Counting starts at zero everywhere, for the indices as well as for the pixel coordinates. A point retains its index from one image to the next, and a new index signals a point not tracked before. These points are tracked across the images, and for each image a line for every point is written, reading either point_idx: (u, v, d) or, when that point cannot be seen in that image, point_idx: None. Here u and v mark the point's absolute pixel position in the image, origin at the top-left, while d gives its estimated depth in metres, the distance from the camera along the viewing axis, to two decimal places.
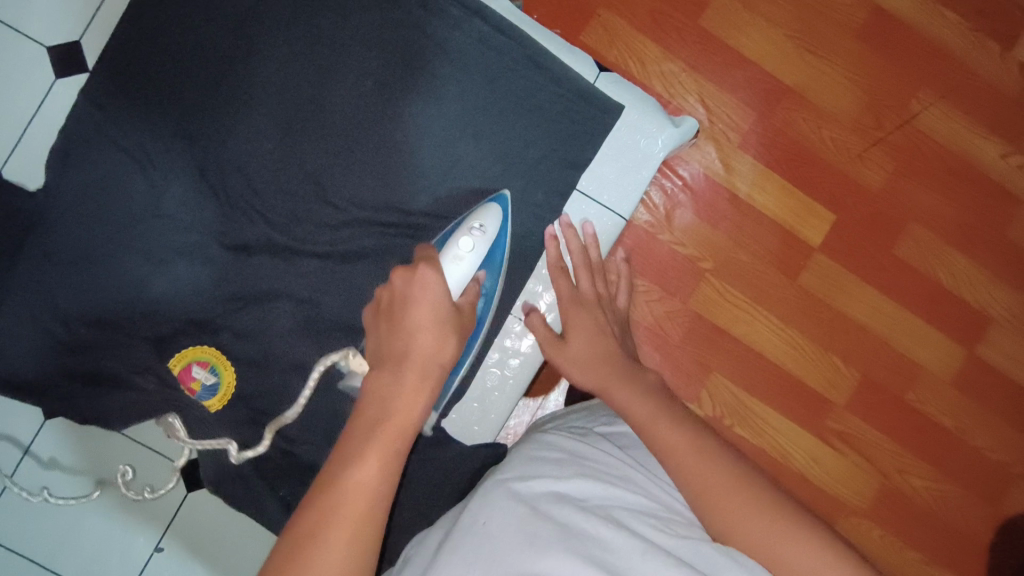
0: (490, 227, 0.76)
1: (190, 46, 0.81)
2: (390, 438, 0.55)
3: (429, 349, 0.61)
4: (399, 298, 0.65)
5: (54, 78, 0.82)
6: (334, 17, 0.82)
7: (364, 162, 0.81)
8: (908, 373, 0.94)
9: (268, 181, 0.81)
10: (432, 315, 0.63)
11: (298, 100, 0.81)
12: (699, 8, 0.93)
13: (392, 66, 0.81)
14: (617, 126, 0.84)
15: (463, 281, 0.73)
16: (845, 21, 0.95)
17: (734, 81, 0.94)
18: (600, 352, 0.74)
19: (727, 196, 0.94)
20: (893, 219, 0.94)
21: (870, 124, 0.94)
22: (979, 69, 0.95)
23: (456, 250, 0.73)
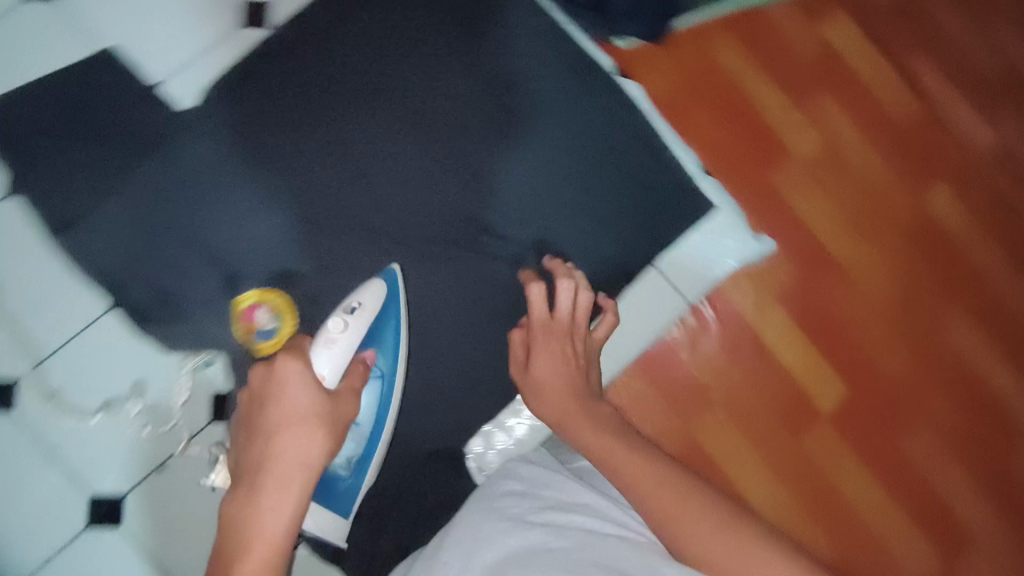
0: (368, 306, 0.75)
1: (358, 33, 0.88)
2: (263, 552, 0.54)
3: (299, 454, 0.59)
4: (258, 400, 0.64)
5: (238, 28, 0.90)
6: (503, 54, 0.89)
7: (454, 183, 0.86)
8: (883, 566, 0.93)
9: (376, 167, 0.85)
10: (303, 407, 0.62)
11: (427, 105, 0.86)
12: (771, 165, 1.00)
13: (490, 114, 0.87)
14: (703, 224, 0.93)
15: (338, 368, 0.70)
16: (897, 220, 1.01)
17: (786, 237, 0.99)
18: (566, 380, 0.75)
19: (754, 339, 0.96)
20: (900, 411, 0.96)
21: (901, 317, 0.99)
22: (1010, 301, 1.01)
23: (327, 335, 0.71)
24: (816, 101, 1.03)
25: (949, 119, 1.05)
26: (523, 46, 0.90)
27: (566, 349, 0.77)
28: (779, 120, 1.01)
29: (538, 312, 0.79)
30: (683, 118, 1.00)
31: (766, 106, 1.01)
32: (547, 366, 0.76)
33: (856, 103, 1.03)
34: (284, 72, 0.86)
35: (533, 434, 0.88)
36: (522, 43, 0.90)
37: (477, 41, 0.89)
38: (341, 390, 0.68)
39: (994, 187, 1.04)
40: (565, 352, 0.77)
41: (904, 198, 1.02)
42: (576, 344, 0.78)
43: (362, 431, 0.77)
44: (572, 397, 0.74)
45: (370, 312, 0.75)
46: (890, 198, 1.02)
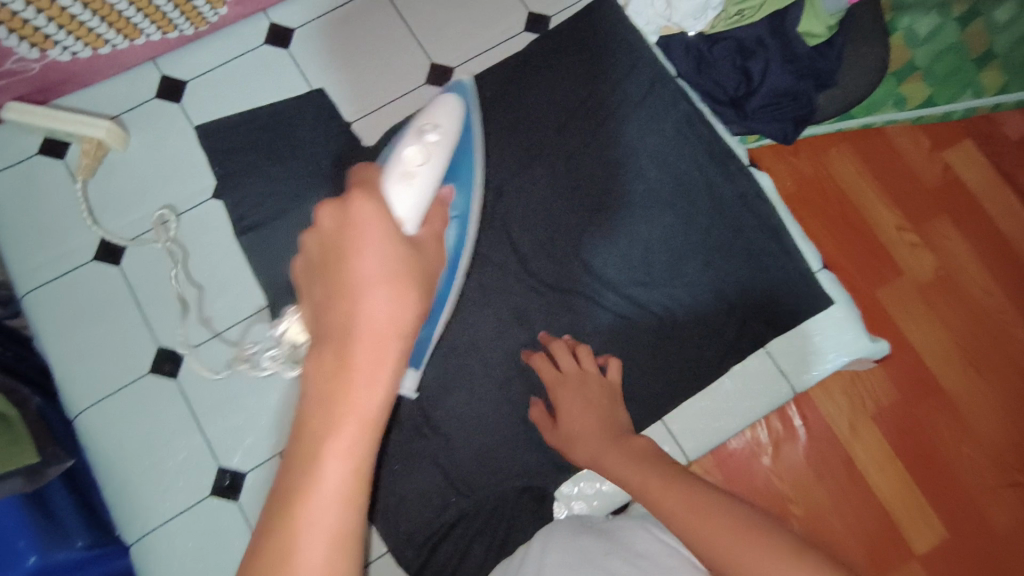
0: (444, 133, 0.64)
1: (511, 93, 0.94)
2: (354, 430, 0.41)
3: (383, 335, 0.43)
4: (338, 249, 0.46)
5: (423, 83, 0.99)
6: (642, 128, 0.92)
7: (561, 248, 0.89)
8: None
9: (517, 219, 0.90)
10: (382, 268, 0.45)
11: (568, 167, 0.91)
12: (879, 281, 0.99)
13: (607, 184, 0.90)
14: (816, 316, 0.89)
15: (420, 203, 0.58)
16: (1015, 360, 0.96)
17: (892, 357, 0.96)
18: (594, 425, 0.75)
19: (844, 456, 0.92)
20: (1003, 567, 0.88)
21: (1012, 464, 0.91)
22: None
23: (402, 167, 0.59)
24: (933, 226, 1.01)
25: None
26: (662, 120, 0.92)
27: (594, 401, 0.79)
28: (891, 239, 1.01)
29: (549, 375, 0.82)
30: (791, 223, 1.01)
31: (880, 224, 1.01)
32: (572, 414, 0.78)
33: (976, 234, 1.01)
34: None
35: (606, 503, 0.86)
36: (664, 117, 0.92)
37: (619, 113, 0.92)
38: (432, 223, 0.60)
39: None
40: (590, 402, 0.78)
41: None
42: (603, 392, 0.80)
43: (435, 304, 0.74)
44: (604, 438, 0.72)
45: (454, 127, 0.66)
46: (1011, 336, 0.97)
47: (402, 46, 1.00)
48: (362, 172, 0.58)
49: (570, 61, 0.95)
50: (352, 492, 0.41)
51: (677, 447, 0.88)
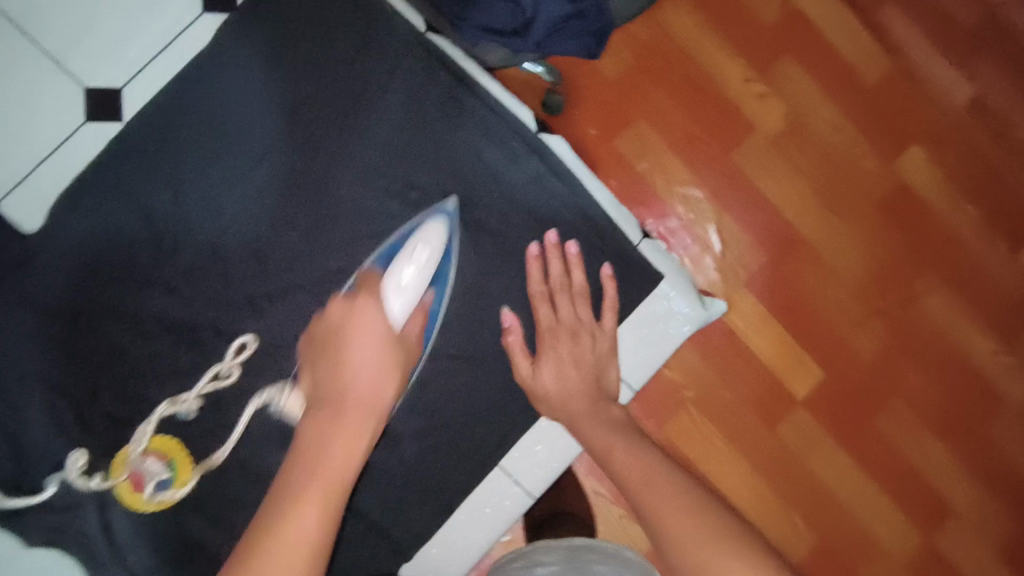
0: (436, 241, 0.72)
1: (255, 104, 0.79)
2: (333, 472, 0.56)
3: (371, 400, 0.62)
4: (337, 338, 0.66)
5: (84, 120, 0.79)
6: (428, 109, 0.80)
7: (353, 256, 0.78)
8: (863, 548, 0.93)
9: (298, 254, 0.78)
10: (370, 354, 0.64)
11: (342, 181, 0.78)
12: (733, 142, 0.95)
13: (392, 172, 0.79)
14: (650, 295, 0.83)
15: (410, 305, 0.69)
16: (867, 191, 0.96)
17: (753, 217, 0.95)
18: (578, 394, 0.75)
19: (723, 330, 0.93)
20: (875, 389, 0.94)
21: (874, 294, 0.95)
22: (991, 268, 0.97)
23: (399, 278, 0.68)
24: (779, 67, 0.96)
25: (922, 73, 0.98)
26: (436, 104, 0.80)
27: (577, 358, 0.77)
28: (739, 92, 0.95)
29: (543, 316, 0.78)
30: (636, 101, 0.93)
31: (726, 79, 0.95)
32: (559, 374, 0.76)
33: (822, 65, 0.97)
34: (178, 163, 0.78)
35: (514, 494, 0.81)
36: (437, 106, 0.80)
37: (382, 107, 0.80)
38: (408, 338, 0.69)
39: (972, 144, 0.99)
40: (576, 357, 0.77)
41: (873, 166, 0.97)
42: (584, 339, 0.78)
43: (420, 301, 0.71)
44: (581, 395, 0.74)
45: (439, 246, 0.72)
46: (860, 167, 0.97)
47: (35, 76, 0.78)
48: (338, 305, 0.69)
49: (310, 54, 0.80)
50: (335, 494, 0.55)
51: (521, 487, 0.81)
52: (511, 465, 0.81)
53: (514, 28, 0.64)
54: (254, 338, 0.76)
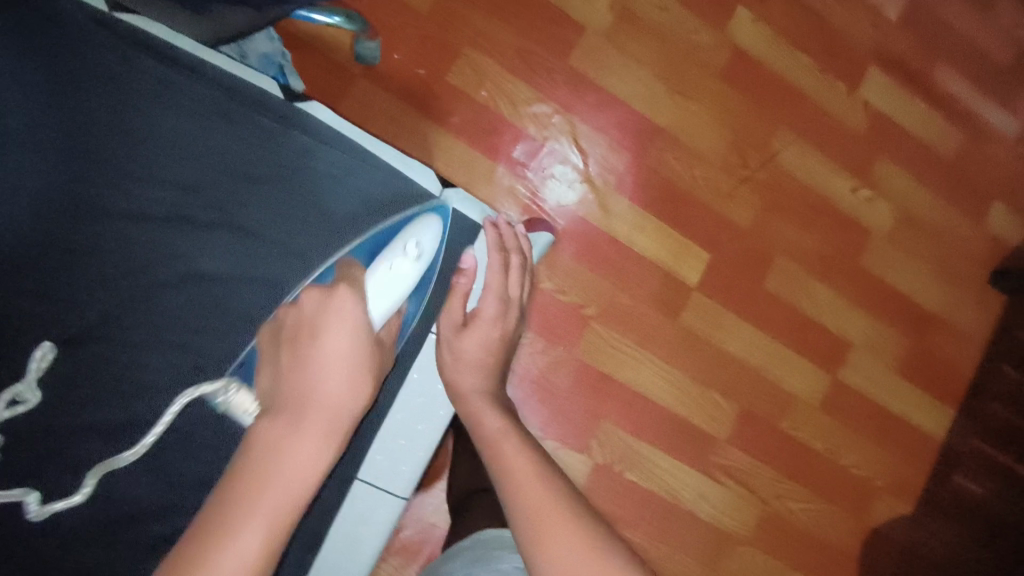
0: (426, 241, 0.60)
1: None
2: (283, 504, 0.41)
3: (337, 410, 0.46)
4: (305, 344, 0.47)
5: None
6: (203, 98, 0.65)
7: (142, 300, 0.61)
8: (780, 403, 0.98)
9: (27, 320, 0.57)
10: (347, 344, 0.47)
11: (71, 210, 0.59)
12: (567, 48, 0.90)
13: (176, 182, 0.63)
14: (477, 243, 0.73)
15: (397, 301, 0.56)
16: (709, 63, 0.96)
17: (609, 119, 0.92)
18: (488, 356, 0.68)
19: (607, 239, 0.92)
20: (758, 253, 0.97)
21: (737, 162, 0.96)
22: (835, 111, 1.00)
23: (390, 267, 0.56)
24: None
25: None
26: (167, 94, 0.64)
27: (502, 334, 0.69)
28: None
29: (495, 282, 0.68)
30: (458, 29, 0.87)
31: None
32: (486, 333, 0.67)
33: None
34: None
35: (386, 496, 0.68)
36: (174, 95, 0.64)
37: (100, 106, 0.61)
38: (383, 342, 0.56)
39: None
40: (504, 338, 0.70)
41: (710, 37, 0.96)
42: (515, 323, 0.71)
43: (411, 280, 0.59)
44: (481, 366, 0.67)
45: (428, 249, 0.60)
46: (698, 41, 0.95)
47: None
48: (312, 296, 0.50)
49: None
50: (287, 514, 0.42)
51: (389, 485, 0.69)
52: (370, 472, 0.68)
53: None
54: (52, 343, 0.57)
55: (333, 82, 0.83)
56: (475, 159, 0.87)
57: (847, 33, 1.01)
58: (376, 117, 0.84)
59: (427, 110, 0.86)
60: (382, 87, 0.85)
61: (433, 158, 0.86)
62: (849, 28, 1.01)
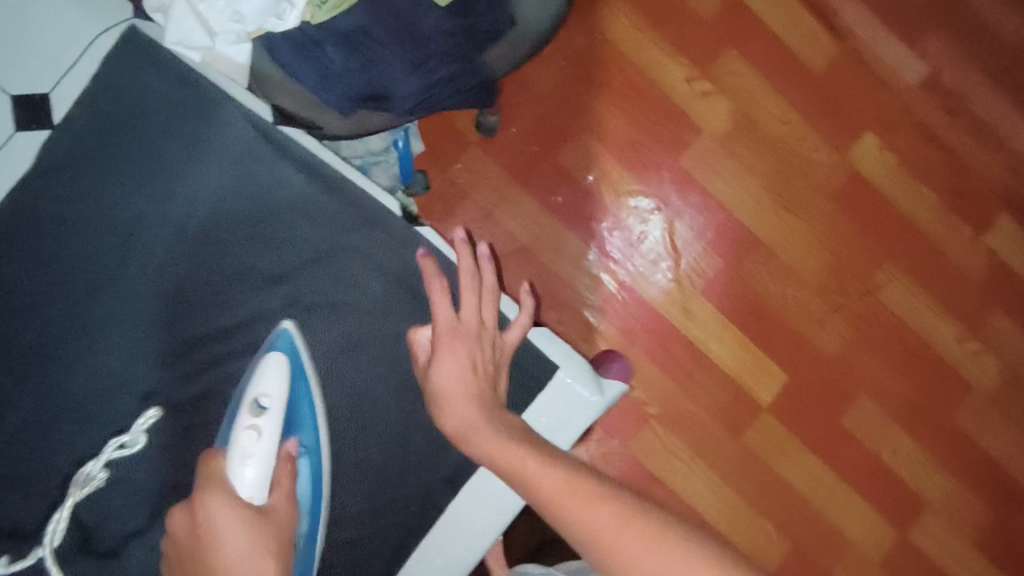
0: (278, 395, 0.53)
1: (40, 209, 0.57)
2: None
3: (245, 550, 0.44)
4: (190, 531, 0.45)
5: (13, 131, 0.59)
6: (309, 206, 0.58)
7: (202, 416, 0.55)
8: (835, 549, 0.92)
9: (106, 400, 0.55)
10: (235, 516, 0.46)
11: (160, 299, 0.56)
12: (679, 146, 0.91)
13: (270, 295, 0.57)
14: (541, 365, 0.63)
15: (265, 470, 0.50)
16: (824, 183, 0.93)
17: (707, 222, 0.91)
18: (466, 389, 0.53)
19: (683, 341, 0.91)
20: (839, 386, 0.92)
21: (834, 290, 0.93)
22: (953, 252, 0.94)
23: (240, 449, 0.50)
24: (720, 64, 0.92)
25: (871, 54, 0.94)
26: (279, 181, 0.58)
27: (469, 354, 0.54)
28: (682, 93, 0.91)
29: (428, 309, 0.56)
30: (574, 113, 0.90)
31: (667, 81, 0.91)
32: (450, 362, 0.53)
33: (765, 56, 0.92)
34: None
35: None
36: (276, 179, 0.58)
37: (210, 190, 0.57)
38: (274, 510, 0.48)
39: (928, 125, 0.95)
40: (468, 355, 0.54)
41: (827, 157, 0.93)
42: (481, 341, 0.55)
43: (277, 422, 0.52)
44: (480, 405, 0.52)
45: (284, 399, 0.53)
46: (814, 160, 0.93)
47: None
48: (178, 520, 0.46)
49: (129, 123, 0.58)
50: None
51: None
52: None
53: (373, 94, 0.59)
54: (157, 412, 0.54)
55: (449, 145, 0.88)
56: (566, 241, 0.89)
57: (980, 173, 0.95)
58: (482, 185, 0.88)
59: (530, 185, 0.89)
60: (494, 157, 0.88)
61: (527, 232, 0.89)
62: (983, 169, 0.95)
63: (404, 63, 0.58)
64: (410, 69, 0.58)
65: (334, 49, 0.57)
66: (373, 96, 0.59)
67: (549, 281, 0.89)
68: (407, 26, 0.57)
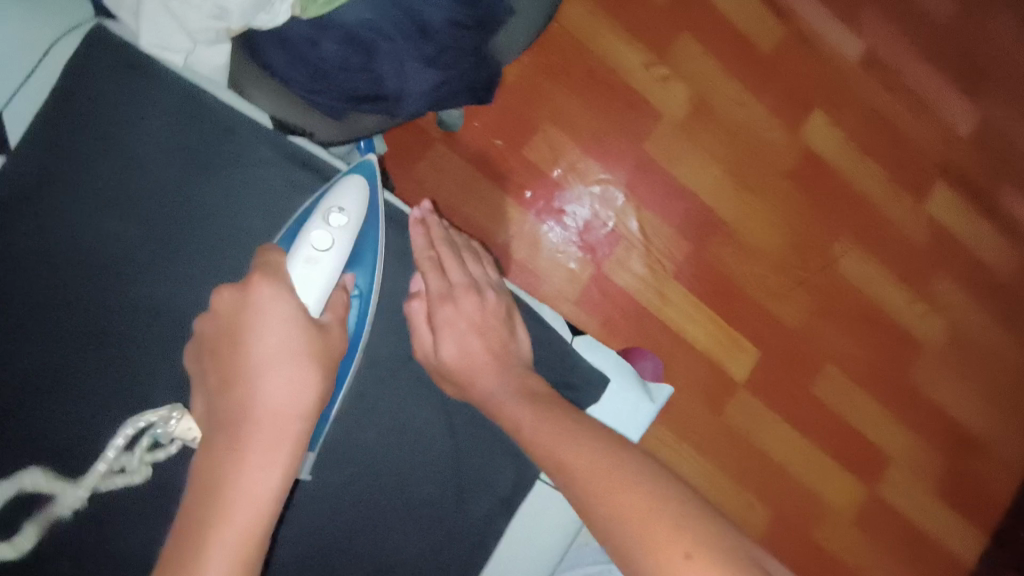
0: (353, 219, 0.49)
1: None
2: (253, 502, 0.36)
3: (295, 349, 0.40)
4: (232, 334, 0.40)
5: None
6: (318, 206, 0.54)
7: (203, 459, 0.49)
8: (815, 513, 0.95)
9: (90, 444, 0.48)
10: (275, 343, 0.40)
11: (149, 317, 0.49)
12: (643, 132, 0.91)
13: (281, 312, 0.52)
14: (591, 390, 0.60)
15: (329, 288, 0.46)
16: (781, 161, 0.96)
17: (673, 206, 0.92)
18: (484, 364, 0.52)
19: (660, 326, 0.91)
20: (806, 357, 0.96)
21: (797, 264, 0.96)
22: (898, 220, 0.99)
23: (309, 251, 0.46)
24: (675, 47, 0.92)
25: (814, 33, 0.97)
26: (263, 176, 0.53)
27: (477, 324, 0.53)
28: (641, 78, 0.90)
29: (435, 278, 0.54)
30: (536, 102, 0.87)
31: (626, 67, 0.90)
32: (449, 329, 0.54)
33: (717, 38, 0.93)
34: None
35: None
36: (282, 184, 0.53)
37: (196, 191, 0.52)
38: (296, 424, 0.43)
39: (868, 100, 0.99)
40: (480, 323, 0.53)
41: (781, 135, 0.96)
42: (490, 303, 0.55)
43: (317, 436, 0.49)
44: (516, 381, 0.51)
45: (359, 216, 0.50)
46: (770, 140, 0.95)
47: None
48: (226, 295, 0.41)
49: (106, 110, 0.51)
50: (284, 443, 0.38)
51: None
52: None
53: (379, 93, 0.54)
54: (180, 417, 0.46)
55: (411, 144, 0.84)
56: (540, 236, 0.87)
57: (915, 142, 1.01)
58: (450, 183, 0.84)
59: (498, 181, 0.86)
60: (459, 153, 0.85)
61: (499, 228, 0.86)
62: (918, 137, 1.01)
63: (412, 58, 0.52)
64: (423, 65, 0.53)
65: (333, 43, 0.51)
66: (367, 96, 0.53)
67: (526, 278, 0.86)
68: (413, 16, 0.51)
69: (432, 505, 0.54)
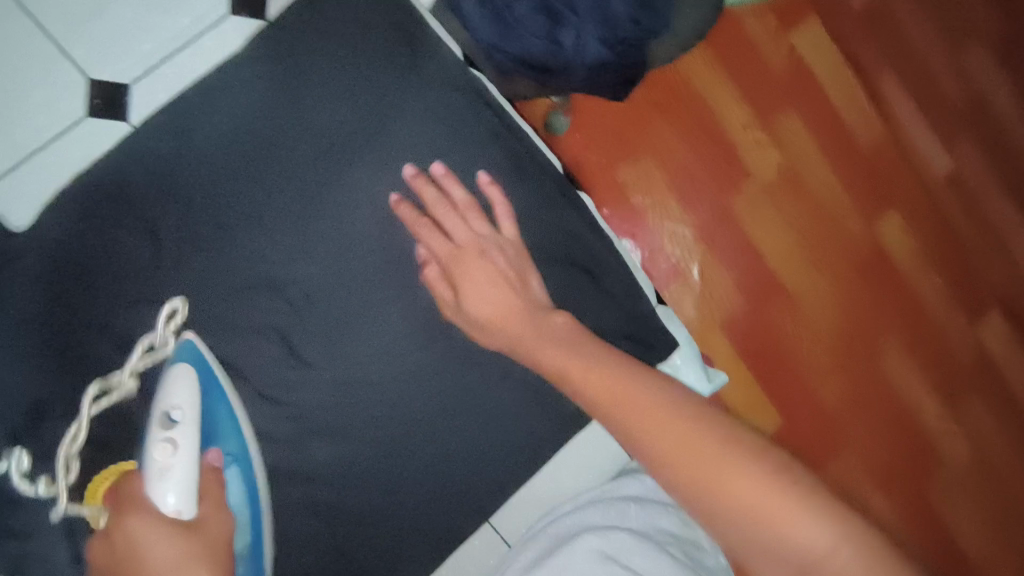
0: (189, 414, 0.53)
1: (238, 96, 0.65)
2: None
3: (178, 560, 0.48)
4: (122, 565, 0.48)
5: (226, 15, 0.75)
6: (472, 127, 0.66)
7: (337, 289, 0.63)
8: None
9: (266, 269, 0.63)
10: (169, 547, 0.48)
11: (326, 182, 0.63)
12: (727, 186, 0.96)
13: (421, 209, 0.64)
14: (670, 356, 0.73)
15: (192, 481, 0.51)
16: (849, 249, 0.99)
17: (737, 261, 0.96)
18: (513, 307, 0.57)
19: None
20: (828, 439, 0.97)
21: (838, 348, 0.98)
22: (947, 334, 1.02)
23: (154, 467, 0.50)
24: (776, 117, 0.97)
25: (908, 141, 1.02)
26: (505, 183, 0.66)
27: (503, 273, 0.59)
28: (738, 137, 0.96)
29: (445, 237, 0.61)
30: (637, 132, 0.94)
31: (728, 124, 0.96)
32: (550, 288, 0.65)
33: (817, 120, 0.99)
34: (187, 189, 0.63)
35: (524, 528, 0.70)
36: (450, 104, 0.66)
37: (382, 99, 0.65)
38: (205, 526, 0.51)
39: (945, 217, 1.03)
40: (490, 275, 0.59)
41: (855, 224, 1.00)
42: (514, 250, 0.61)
43: (394, 335, 0.64)
44: (563, 345, 0.53)
45: (194, 411, 0.54)
46: (843, 225, 0.99)
47: None
48: (100, 546, 0.50)
49: (333, 22, 0.66)
50: None
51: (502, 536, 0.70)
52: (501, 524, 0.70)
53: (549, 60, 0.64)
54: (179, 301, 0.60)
55: None
56: None
57: (980, 266, 1.04)
58: None
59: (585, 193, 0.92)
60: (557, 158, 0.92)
61: None
62: (984, 263, 1.04)
63: (593, 31, 0.62)
64: (601, 42, 0.62)
65: (532, 8, 0.62)
66: (537, 63, 0.64)
67: None
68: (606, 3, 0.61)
69: (540, 434, 0.68)
